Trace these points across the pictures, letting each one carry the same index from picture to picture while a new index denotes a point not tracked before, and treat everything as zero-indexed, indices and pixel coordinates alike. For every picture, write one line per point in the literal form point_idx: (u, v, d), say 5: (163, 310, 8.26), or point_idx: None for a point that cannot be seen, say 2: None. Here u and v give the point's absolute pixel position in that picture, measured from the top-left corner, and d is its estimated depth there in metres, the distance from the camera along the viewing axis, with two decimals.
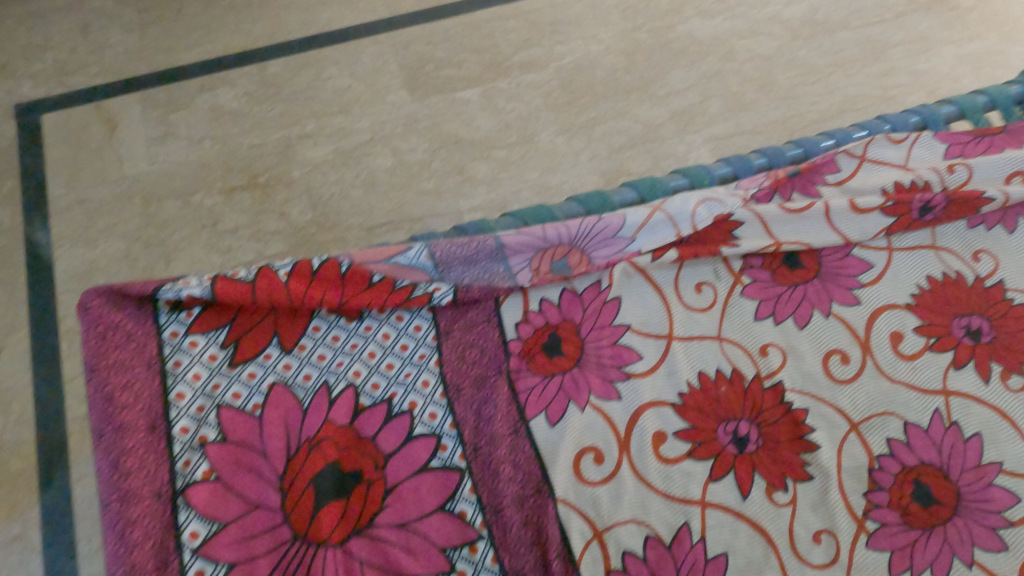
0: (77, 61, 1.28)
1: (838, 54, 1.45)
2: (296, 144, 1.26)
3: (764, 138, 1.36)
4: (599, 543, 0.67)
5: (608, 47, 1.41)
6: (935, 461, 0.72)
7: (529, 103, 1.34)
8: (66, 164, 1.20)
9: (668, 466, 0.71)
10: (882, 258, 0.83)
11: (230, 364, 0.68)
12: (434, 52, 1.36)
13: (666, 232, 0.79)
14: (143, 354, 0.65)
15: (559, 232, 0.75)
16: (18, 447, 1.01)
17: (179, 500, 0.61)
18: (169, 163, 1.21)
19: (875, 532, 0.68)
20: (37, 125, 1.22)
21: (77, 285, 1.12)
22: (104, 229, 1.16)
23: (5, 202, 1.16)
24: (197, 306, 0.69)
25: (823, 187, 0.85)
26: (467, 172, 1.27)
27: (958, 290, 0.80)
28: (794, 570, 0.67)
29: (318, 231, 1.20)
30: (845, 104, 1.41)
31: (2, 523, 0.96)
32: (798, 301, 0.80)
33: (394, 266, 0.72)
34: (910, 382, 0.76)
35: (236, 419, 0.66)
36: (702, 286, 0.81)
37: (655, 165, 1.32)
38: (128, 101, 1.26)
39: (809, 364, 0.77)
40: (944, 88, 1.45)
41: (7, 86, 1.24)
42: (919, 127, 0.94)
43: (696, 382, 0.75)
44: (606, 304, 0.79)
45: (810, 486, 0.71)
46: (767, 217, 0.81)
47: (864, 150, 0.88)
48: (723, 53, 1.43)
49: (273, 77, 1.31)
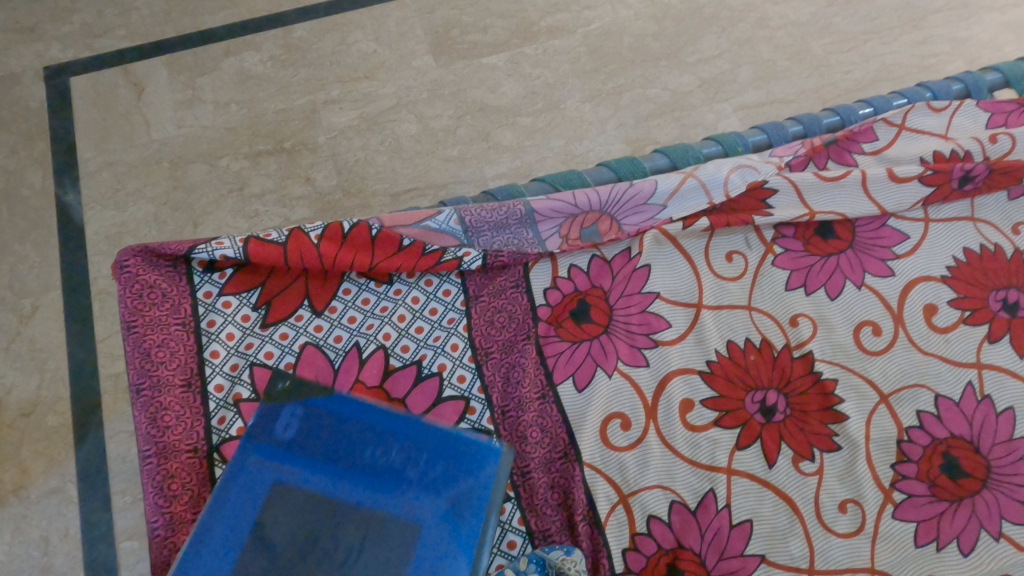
0: (105, 24, 1.28)
1: (874, 21, 1.41)
2: (321, 109, 1.25)
3: (796, 108, 1.34)
4: (624, 507, 0.68)
5: (637, 12, 1.38)
6: (966, 435, 0.71)
7: (556, 70, 1.32)
8: (95, 127, 1.21)
9: (695, 433, 0.71)
10: (918, 230, 0.81)
11: (262, 325, 0.69)
12: (459, 17, 1.34)
13: (698, 199, 0.79)
14: (177, 312, 0.66)
15: (589, 199, 0.75)
16: (55, 403, 1.04)
17: (215, 456, 0.63)
18: (195, 127, 1.22)
19: (902, 503, 0.68)
20: (66, 87, 1.23)
21: (108, 247, 1.14)
22: (133, 192, 1.17)
23: (37, 164, 1.18)
24: (230, 267, 0.69)
25: (860, 156, 0.84)
26: (492, 139, 1.26)
27: (997, 263, 0.79)
28: (819, 538, 0.67)
29: (344, 196, 1.20)
30: (880, 73, 1.38)
31: (41, 476, 1.00)
32: (831, 271, 0.79)
33: (424, 230, 0.73)
34: (943, 354, 0.75)
35: (270, 377, 0.67)
36: (732, 255, 0.80)
37: (683, 134, 1.31)
38: (156, 65, 1.26)
39: (840, 334, 0.76)
40: (984, 57, 1.40)
41: (35, 48, 1.25)
42: (962, 95, 0.91)
43: (725, 351, 0.75)
44: (636, 271, 0.78)
45: (837, 456, 0.71)
46: (801, 184, 0.79)
47: (904, 118, 0.85)
48: (756, 19, 1.39)
49: (298, 41, 1.30)
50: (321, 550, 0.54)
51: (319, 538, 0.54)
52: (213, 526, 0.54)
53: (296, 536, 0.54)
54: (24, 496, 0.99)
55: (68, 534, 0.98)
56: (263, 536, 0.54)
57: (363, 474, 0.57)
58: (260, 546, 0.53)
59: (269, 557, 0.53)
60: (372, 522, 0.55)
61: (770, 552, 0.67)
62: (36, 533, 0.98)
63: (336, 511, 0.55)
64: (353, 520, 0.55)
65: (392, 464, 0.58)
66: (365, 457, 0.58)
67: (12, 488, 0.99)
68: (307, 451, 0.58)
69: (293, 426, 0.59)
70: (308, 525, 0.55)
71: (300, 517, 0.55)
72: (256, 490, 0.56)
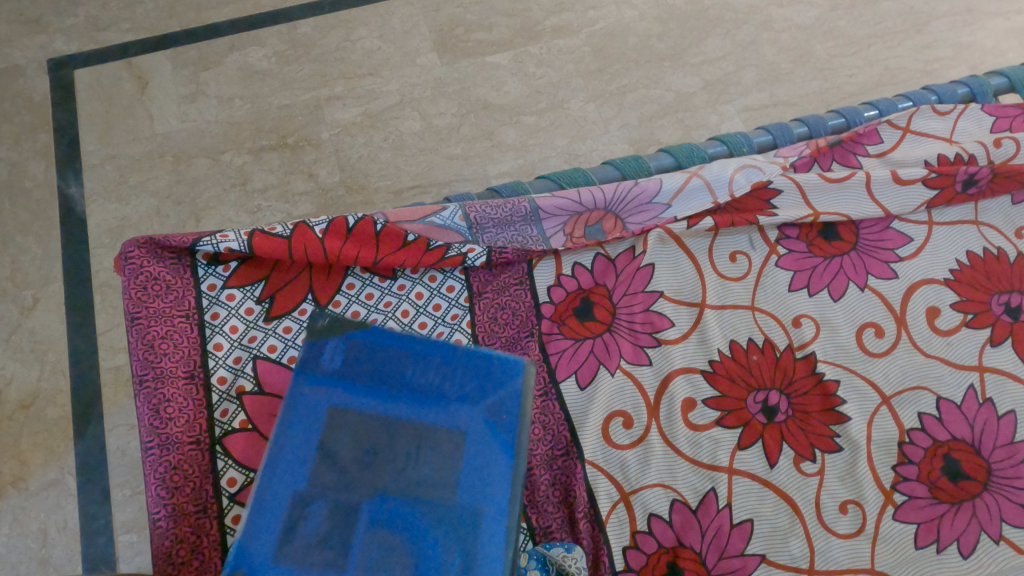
0: (109, 17, 1.28)
1: (878, 25, 1.41)
2: (325, 105, 1.25)
3: (800, 110, 1.34)
4: (625, 505, 0.68)
5: (641, 13, 1.38)
6: (968, 437, 0.71)
7: (560, 69, 1.32)
8: (98, 120, 1.21)
9: (697, 433, 0.71)
10: (921, 233, 0.81)
11: (266, 319, 0.69)
12: (464, 15, 1.34)
13: (702, 199, 0.80)
14: (181, 304, 0.66)
15: (594, 196, 0.77)
16: (54, 395, 1.04)
17: (217, 449, 0.63)
18: (199, 122, 1.22)
19: (903, 505, 0.69)
20: (70, 80, 1.23)
21: (110, 240, 1.14)
22: (135, 185, 1.17)
23: (39, 156, 1.18)
24: (234, 260, 0.69)
25: (864, 158, 0.84)
26: (496, 137, 1.27)
27: (1000, 267, 0.79)
28: (819, 538, 0.67)
29: (346, 193, 1.20)
30: (884, 77, 1.38)
31: (40, 468, 1.00)
32: (834, 273, 0.79)
33: (429, 226, 0.73)
34: (945, 357, 0.75)
35: (272, 371, 0.67)
36: (736, 255, 0.80)
37: (686, 135, 1.31)
38: (160, 59, 1.26)
39: (843, 336, 0.76)
40: (987, 63, 1.41)
41: (39, 40, 1.25)
42: (966, 99, 0.91)
43: (727, 351, 0.75)
44: (639, 270, 0.78)
45: (838, 457, 0.71)
46: (806, 185, 0.80)
47: (908, 121, 0.85)
48: (761, 21, 1.40)
49: (303, 37, 1.30)
50: (384, 462, 0.51)
51: (379, 451, 0.51)
52: (280, 452, 0.50)
53: (359, 452, 0.51)
54: (23, 488, 0.99)
55: (66, 526, 0.98)
56: (327, 455, 0.50)
57: (412, 392, 0.54)
58: (327, 464, 0.50)
59: (337, 475, 0.50)
60: (430, 434, 0.53)
61: (770, 552, 0.67)
62: (34, 525, 0.97)
63: (393, 426, 0.52)
64: (409, 432, 0.52)
65: (436, 382, 0.55)
66: (411, 374, 0.55)
67: (11, 480, 0.99)
68: (354, 376, 0.54)
69: (338, 355, 0.54)
70: (368, 441, 0.51)
71: (359, 436, 0.51)
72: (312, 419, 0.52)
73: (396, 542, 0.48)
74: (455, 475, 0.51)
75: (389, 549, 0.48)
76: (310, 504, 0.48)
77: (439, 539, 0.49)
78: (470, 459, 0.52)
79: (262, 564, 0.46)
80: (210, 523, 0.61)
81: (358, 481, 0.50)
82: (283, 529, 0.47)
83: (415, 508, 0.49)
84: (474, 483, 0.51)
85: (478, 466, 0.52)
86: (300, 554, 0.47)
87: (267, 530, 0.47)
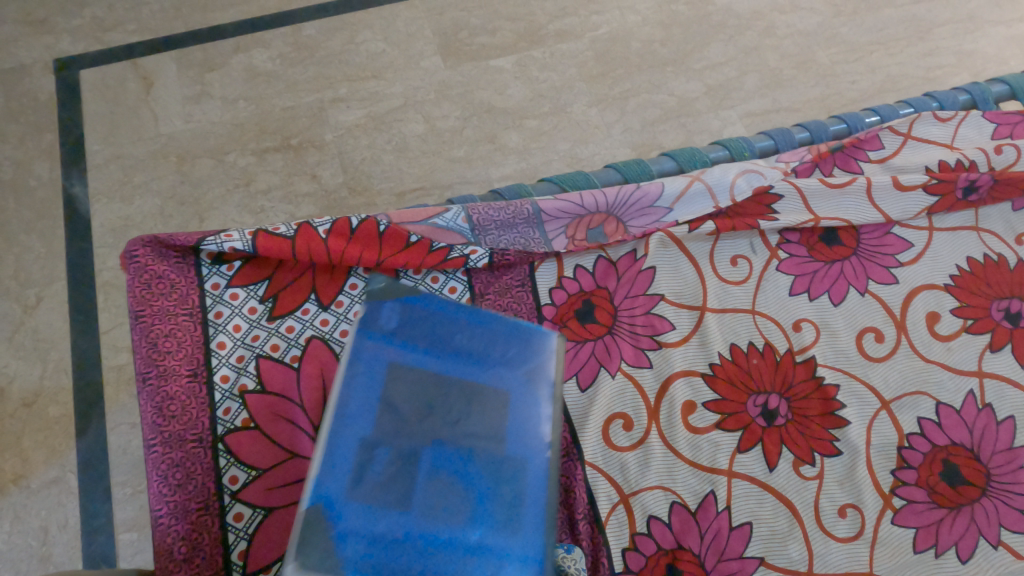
0: (116, 18, 1.28)
1: (880, 32, 1.42)
2: (329, 107, 1.26)
3: (802, 116, 1.35)
4: (625, 507, 0.68)
5: (645, 18, 1.39)
6: (966, 443, 0.71)
7: (563, 73, 1.33)
8: (103, 120, 1.22)
9: (697, 436, 0.71)
10: (922, 238, 0.81)
11: (269, 318, 0.69)
12: (468, 19, 1.34)
13: (704, 203, 0.79)
14: (185, 303, 0.67)
15: (596, 200, 0.76)
16: (57, 393, 1.05)
17: (219, 446, 0.63)
18: (203, 122, 1.22)
19: (902, 509, 0.69)
20: (75, 80, 1.24)
21: (113, 239, 1.14)
22: (139, 185, 1.18)
23: (44, 155, 1.19)
24: (238, 260, 0.70)
25: (866, 163, 0.84)
26: (499, 141, 1.27)
27: (1000, 273, 0.79)
28: (818, 542, 0.68)
29: (349, 194, 1.21)
30: (886, 83, 1.38)
31: (42, 465, 1.01)
32: (835, 277, 0.79)
33: (431, 227, 0.73)
34: (944, 362, 0.75)
35: (275, 370, 0.67)
36: (737, 259, 0.81)
37: (688, 140, 1.31)
38: (165, 60, 1.26)
39: (842, 341, 0.76)
40: (989, 70, 1.41)
41: (46, 40, 1.26)
42: (968, 106, 0.92)
43: (727, 354, 0.75)
44: (640, 273, 0.78)
45: (838, 461, 0.71)
46: (807, 190, 0.80)
47: (909, 127, 0.86)
48: (763, 27, 1.40)
49: (308, 39, 1.30)
50: (441, 413, 0.49)
51: (437, 401, 0.49)
52: (347, 402, 0.48)
53: (417, 402, 0.49)
54: (24, 485, 0.99)
55: (67, 524, 0.98)
56: (386, 403, 0.49)
57: (464, 349, 0.53)
58: (389, 413, 0.48)
59: (398, 421, 0.48)
60: (483, 387, 0.51)
61: (769, 554, 0.67)
62: (35, 522, 0.98)
63: (448, 380, 0.51)
64: (464, 385, 0.51)
65: (482, 342, 0.54)
66: (467, 329, 0.54)
67: (12, 477, 1.00)
68: (409, 335, 0.53)
69: (395, 317, 0.53)
70: (427, 393, 0.50)
71: (418, 390, 0.50)
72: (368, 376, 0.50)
73: (455, 488, 0.46)
74: (505, 424, 0.50)
75: (453, 495, 0.46)
76: (376, 449, 0.46)
77: (499, 484, 0.47)
78: (529, 407, 0.51)
79: (333, 505, 0.44)
80: (211, 521, 0.61)
81: (420, 429, 0.48)
82: (352, 473, 0.45)
83: (473, 457, 0.47)
84: (525, 433, 0.50)
85: (529, 418, 0.51)
86: (366, 495, 0.44)
87: (335, 472, 0.45)
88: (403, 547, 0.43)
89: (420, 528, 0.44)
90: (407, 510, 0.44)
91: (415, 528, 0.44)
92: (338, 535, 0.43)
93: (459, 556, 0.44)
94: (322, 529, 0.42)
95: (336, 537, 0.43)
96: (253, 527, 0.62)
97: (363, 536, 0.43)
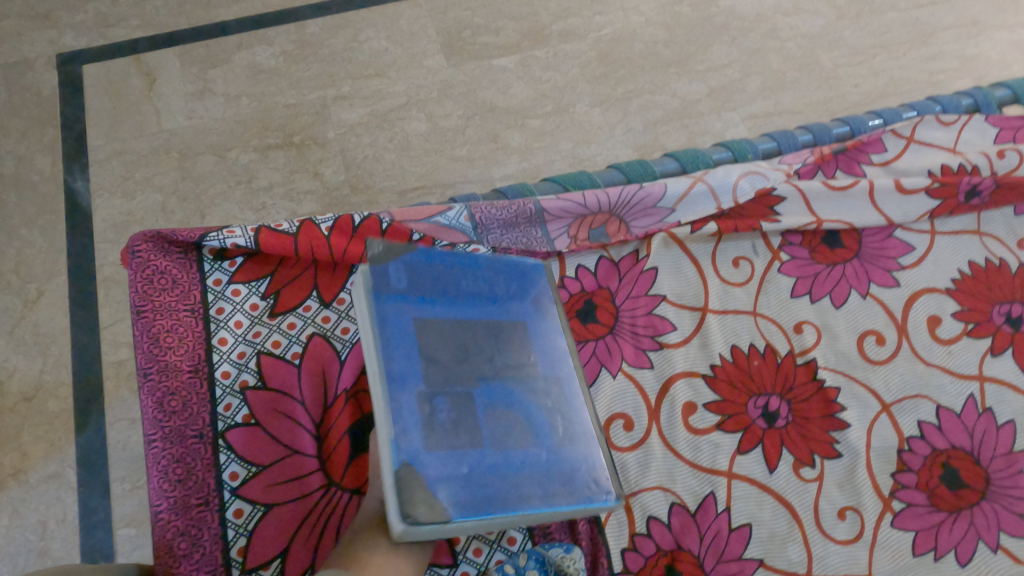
0: (119, 14, 1.28)
1: (883, 35, 1.42)
2: (331, 105, 1.26)
3: (804, 119, 1.35)
4: (625, 507, 0.68)
5: (648, 19, 1.38)
6: (966, 446, 0.71)
7: (565, 74, 1.33)
8: (106, 115, 1.22)
9: (697, 437, 0.71)
10: (924, 242, 0.81)
11: (270, 315, 0.69)
12: (472, 18, 1.34)
13: (706, 205, 0.79)
14: (187, 299, 0.67)
15: (599, 200, 0.76)
16: (57, 388, 1.05)
17: (220, 442, 0.63)
18: (206, 119, 1.22)
19: (901, 512, 0.69)
20: (78, 75, 1.24)
21: (115, 234, 1.14)
22: (141, 181, 1.18)
23: (47, 150, 1.19)
24: (240, 256, 0.70)
25: (868, 166, 0.84)
26: (501, 140, 1.27)
27: (1001, 277, 0.79)
28: (817, 544, 0.67)
29: (351, 192, 1.21)
30: (888, 87, 1.39)
31: (41, 460, 1.01)
32: (837, 279, 0.79)
33: (434, 226, 0.73)
34: (945, 366, 0.75)
35: (276, 366, 0.67)
36: (739, 260, 0.81)
37: (690, 141, 1.31)
38: (168, 56, 1.26)
39: (843, 343, 0.76)
40: (992, 75, 1.41)
41: (49, 35, 1.25)
42: (971, 110, 0.92)
43: (729, 355, 0.75)
44: (642, 274, 0.79)
45: (838, 463, 0.71)
46: (809, 193, 0.80)
47: (912, 131, 0.86)
48: (767, 30, 1.40)
49: (311, 37, 1.30)
50: (474, 356, 0.57)
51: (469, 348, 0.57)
52: (393, 364, 0.52)
53: (452, 350, 0.56)
54: (22, 480, 0.99)
55: (65, 519, 0.98)
56: (426, 357, 0.54)
57: (474, 295, 0.60)
58: (433, 364, 0.54)
59: (442, 371, 0.54)
60: (502, 327, 0.60)
61: (768, 556, 0.67)
62: (33, 517, 0.98)
63: (469, 325, 0.58)
64: (485, 328, 0.59)
65: (486, 287, 0.62)
66: (470, 275, 0.61)
67: (11, 471, 0.99)
68: (424, 290, 0.57)
69: (403, 276, 0.57)
70: (457, 341, 0.57)
71: (450, 341, 0.56)
72: (403, 333, 0.54)
73: (507, 414, 0.55)
74: (531, 353, 0.60)
75: (509, 423, 0.55)
76: (436, 400, 0.52)
77: (541, 406, 0.58)
78: (541, 337, 0.62)
79: (418, 459, 0.49)
80: (211, 517, 0.61)
81: (462, 375, 0.55)
82: (422, 426, 0.50)
83: (513, 388, 0.57)
84: (551, 357, 0.61)
85: (543, 344, 0.61)
86: (443, 442, 0.51)
87: (409, 431, 0.50)
88: (487, 474, 0.52)
89: (493, 455, 0.53)
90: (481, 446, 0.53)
91: (492, 457, 0.53)
92: (431, 482, 0.48)
93: (530, 468, 0.54)
94: (417, 482, 0.48)
95: (430, 485, 0.48)
96: (253, 524, 0.61)
97: (451, 476, 0.50)
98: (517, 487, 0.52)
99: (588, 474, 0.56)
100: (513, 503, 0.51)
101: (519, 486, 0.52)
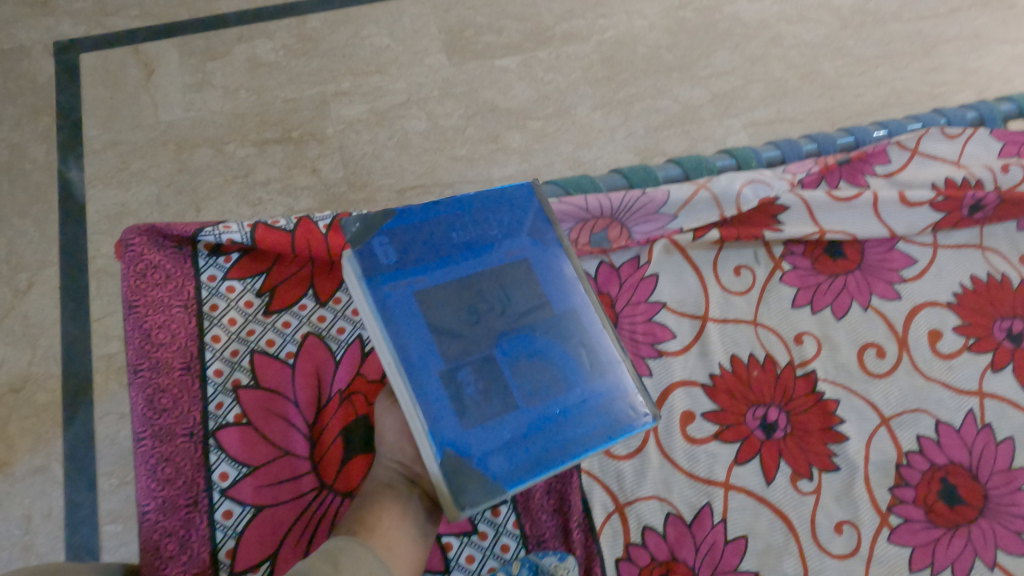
0: (118, 2, 1.26)
1: (886, 46, 1.42)
2: (331, 101, 1.24)
3: (805, 127, 1.35)
4: (620, 516, 0.67)
5: (652, 23, 1.38)
6: (965, 462, 0.71)
7: (568, 76, 1.32)
8: (103, 105, 1.20)
9: (694, 446, 0.71)
10: (927, 255, 0.81)
11: (265, 313, 0.68)
12: (475, 17, 1.33)
13: (709, 212, 0.78)
14: (180, 294, 0.66)
15: (601, 204, 0.75)
16: (45, 380, 1.03)
17: (210, 442, 0.62)
18: (203, 112, 1.21)
19: (898, 527, 0.68)
20: (75, 64, 1.22)
21: (108, 226, 1.13)
22: (137, 172, 1.16)
23: (41, 138, 1.17)
24: (236, 252, 0.69)
25: (872, 177, 0.84)
26: (501, 141, 1.26)
27: (1003, 292, 0.79)
28: (814, 558, 0.67)
29: (349, 189, 1.20)
30: (891, 98, 1.38)
31: (27, 453, 0.99)
32: (838, 291, 0.79)
33: None
34: (945, 381, 0.75)
35: (270, 365, 0.66)
36: (740, 269, 0.80)
37: (691, 146, 1.31)
38: (167, 47, 1.25)
39: (843, 354, 0.76)
40: (994, 88, 1.41)
41: (46, 22, 1.24)
42: (975, 124, 0.92)
43: (728, 364, 0.75)
44: (643, 280, 0.78)
45: (836, 476, 0.70)
46: (813, 203, 0.80)
47: (917, 143, 0.86)
48: (770, 37, 1.40)
49: (312, 32, 1.29)
50: (486, 312, 0.55)
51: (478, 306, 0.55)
52: (406, 350, 0.51)
53: (462, 315, 0.54)
54: (8, 473, 0.98)
55: (50, 513, 0.97)
56: (438, 331, 0.53)
57: (466, 244, 0.58)
58: (446, 337, 0.53)
59: (458, 341, 0.53)
60: (507, 270, 0.57)
61: (764, 569, 0.66)
62: (18, 510, 0.96)
63: (472, 280, 0.56)
64: (491, 280, 0.57)
65: (477, 231, 0.59)
66: (457, 222, 0.59)
67: None
68: (417, 259, 0.56)
69: (389, 249, 0.55)
70: (466, 303, 0.55)
71: (457, 305, 0.55)
72: (407, 310, 0.53)
73: (537, 364, 0.54)
74: (542, 290, 0.57)
75: (539, 374, 0.53)
76: (458, 375, 0.52)
77: (567, 344, 0.55)
78: (547, 268, 0.58)
79: (457, 443, 0.49)
80: (199, 518, 0.59)
81: (479, 338, 0.54)
82: (454, 408, 0.50)
83: (535, 334, 0.55)
84: (560, 285, 0.58)
85: (551, 275, 0.58)
86: (478, 417, 0.50)
87: (442, 418, 0.50)
88: (530, 432, 0.51)
89: (533, 411, 0.52)
90: (517, 407, 0.52)
91: (530, 416, 0.51)
92: (478, 461, 0.49)
93: (576, 413, 0.52)
94: (463, 466, 0.48)
95: (478, 464, 0.49)
96: (240, 527, 0.60)
97: (497, 447, 0.50)
98: (564, 437, 0.51)
99: (628, 401, 0.53)
100: (563, 453, 0.50)
101: (567, 434, 0.51)
